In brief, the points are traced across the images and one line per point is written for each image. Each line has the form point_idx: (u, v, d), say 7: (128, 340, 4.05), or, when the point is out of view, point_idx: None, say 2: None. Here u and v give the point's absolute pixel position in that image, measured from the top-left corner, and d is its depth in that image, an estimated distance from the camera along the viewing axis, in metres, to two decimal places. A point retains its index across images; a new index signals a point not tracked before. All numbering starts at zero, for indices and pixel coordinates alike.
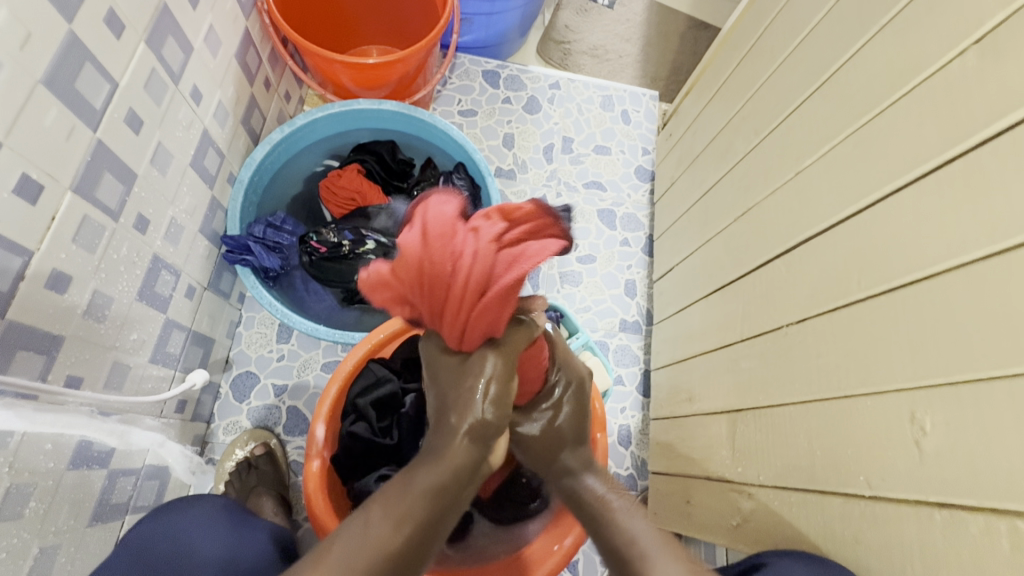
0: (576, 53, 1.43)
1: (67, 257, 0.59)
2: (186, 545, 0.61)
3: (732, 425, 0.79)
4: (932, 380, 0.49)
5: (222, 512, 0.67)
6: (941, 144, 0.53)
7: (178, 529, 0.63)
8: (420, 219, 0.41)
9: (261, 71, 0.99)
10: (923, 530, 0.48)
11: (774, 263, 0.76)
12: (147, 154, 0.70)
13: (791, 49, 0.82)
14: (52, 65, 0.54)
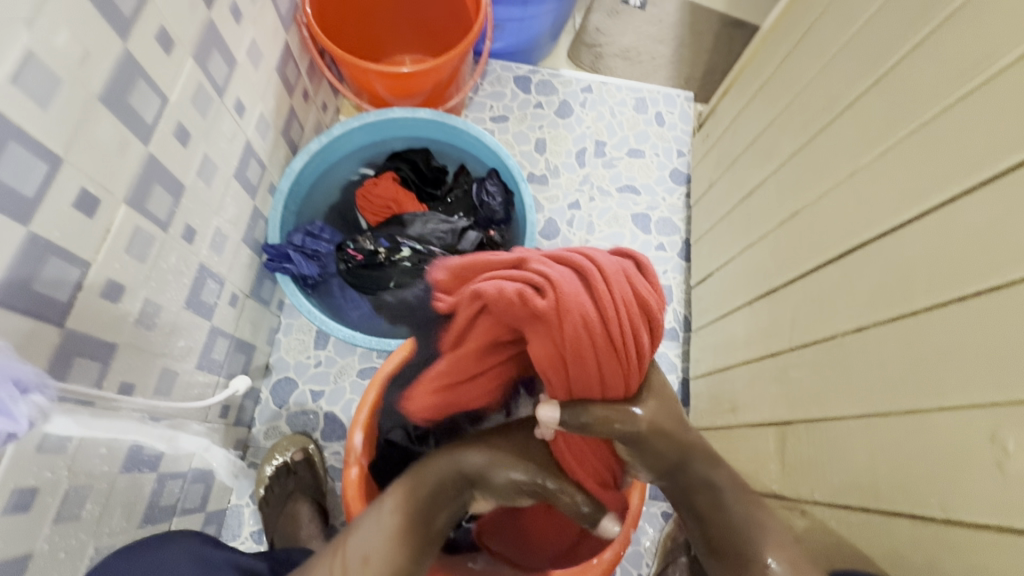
0: (607, 56, 1.42)
1: (120, 267, 0.61)
2: None
3: (781, 438, 0.76)
4: (1012, 394, 0.46)
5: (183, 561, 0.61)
6: (1017, 140, 0.49)
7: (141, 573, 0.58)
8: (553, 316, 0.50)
9: (300, 83, 1.01)
10: (1006, 560, 0.45)
11: (826, 268, 0.73)
12: (194, 167, 0.72)
13: (841, 45, 0.78)
14: (108, 82, 0.56)
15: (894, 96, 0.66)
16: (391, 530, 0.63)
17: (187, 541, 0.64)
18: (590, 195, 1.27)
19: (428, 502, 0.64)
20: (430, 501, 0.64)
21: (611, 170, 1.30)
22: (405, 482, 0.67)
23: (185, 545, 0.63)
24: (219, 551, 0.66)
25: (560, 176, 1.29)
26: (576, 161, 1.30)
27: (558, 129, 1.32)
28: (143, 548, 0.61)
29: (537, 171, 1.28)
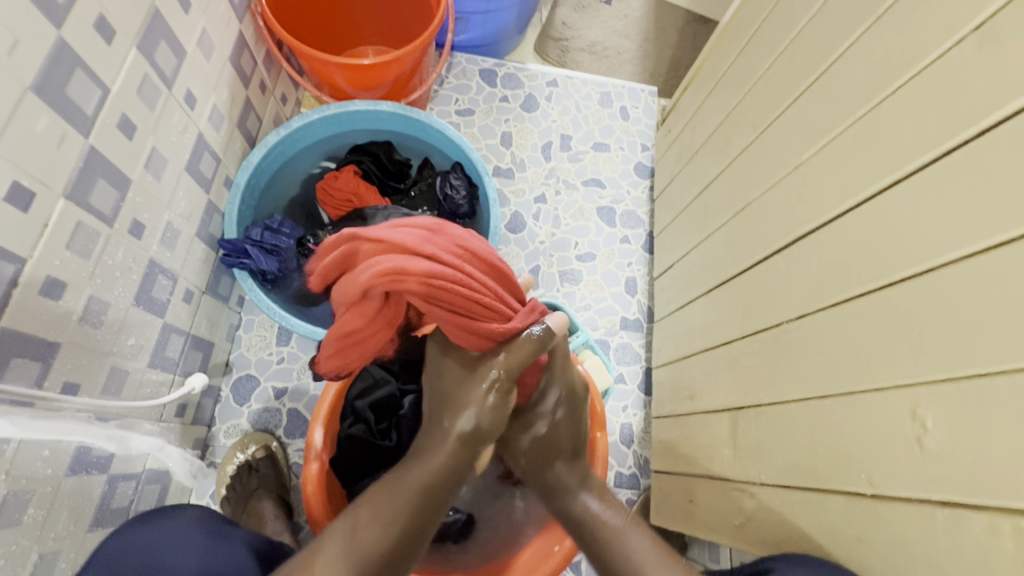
0: (573, 50, 1.42)
1: (61, 264, 0.59)
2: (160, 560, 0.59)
3: (733, 423, 0.79)
4: (933, 376, 0.48)
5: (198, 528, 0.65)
6: (941, 135, 0.52)
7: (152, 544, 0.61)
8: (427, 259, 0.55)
9: (256, 74, 0.99)
10: (927, 530, 0.47)
11: (774, 258, 0.75)
12: (141, 160, 0.70)
13: (789, 42, 0.81)
14: (41, 72, 0.54)
15: (835, 93, 0.69)
16: (382, 544, 0.56)
17: (206, 512, 0.69)
18: (555, 188, 1.28)
19: (427, 510, 0.59)
20: (433, 508, 0.59)
21: (576, 163, 1.31)
22: (389, 486, 0.60)
23: (204, 515, 0.68)
24: (232, 529, 0.69)
25: (526, 170, 1.29)
26: (541, 154, 1.31)
27: (524, 123, 1.33)
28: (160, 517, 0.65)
29: (502, 164, 1.29)
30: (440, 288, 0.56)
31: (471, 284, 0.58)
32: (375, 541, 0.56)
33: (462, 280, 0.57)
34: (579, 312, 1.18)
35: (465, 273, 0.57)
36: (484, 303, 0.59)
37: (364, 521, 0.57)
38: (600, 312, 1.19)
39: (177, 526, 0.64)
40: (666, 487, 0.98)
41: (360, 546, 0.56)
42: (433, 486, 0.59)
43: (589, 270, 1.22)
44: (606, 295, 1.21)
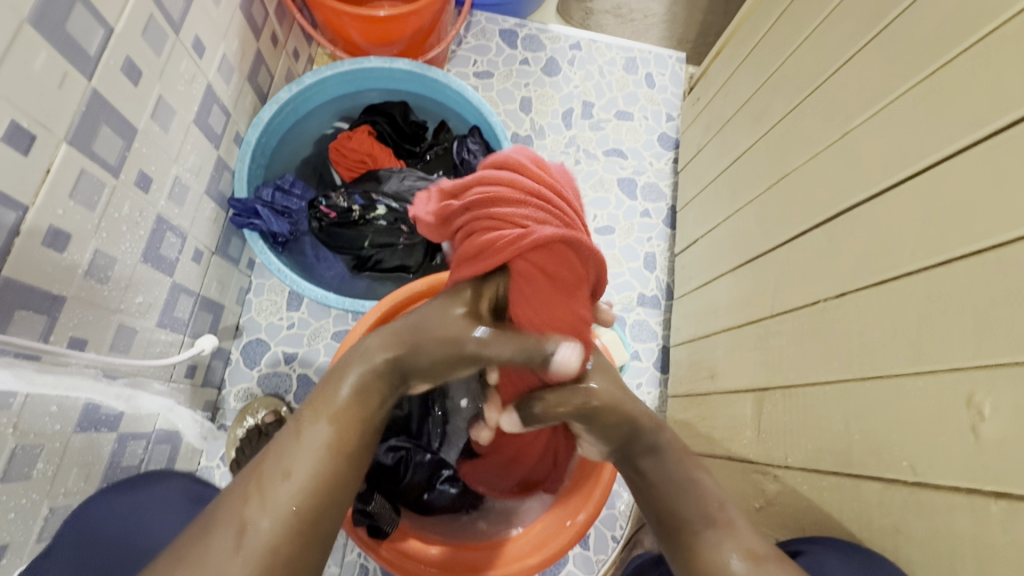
0: (598, 12, 1.35)
1: (65, 214, 0.56)
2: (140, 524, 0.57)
3: (757, 404, 0.76)
4: (992, 359, 0.45)
5: (179, 496, 0.62)
6: (1014, 98, 0.47)
7: (135, 507, 0.59)
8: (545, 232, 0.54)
9: (267, 25, 0.94)
10: (974, 522, 0.45)
11: (813, 233, 0.71)
12: (148, 108, 0.67)
13: (839, 0, 0.74)
14: (39, 4, 0.50)
15: (891, 55, 0.63)
16: (319, 451, 0.49)
17: (182, 480, 0.65)
18: (575, 158, 1.23)
19: (363, 427, 0.52)
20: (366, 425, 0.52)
21: (598, 132, 1.26)
22: (320, 407, 0.51)
23: (179, 484, 0.64)
24: (212, 493, 0.65)
25: (546, 138, 1.24)
26: (562, 122, 1.25)
27: (545, 88, 1.27)
28: (130, 489, 0.61)
29: (521, 131, 1.24)
30: (550, 246, 0.55)
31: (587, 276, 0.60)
32: (322, 439, 0.49)
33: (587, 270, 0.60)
34: None
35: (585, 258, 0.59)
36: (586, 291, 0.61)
37: (308, 423, 0.50)
38: (617, 287, 1.16)
39: (150, 497, 0.61)
40: None
41: (299, 462, 0.47)
42: (364, 397, 0.53)
43: (607, 244, 1.18)
44: (624, 271, 1.17)
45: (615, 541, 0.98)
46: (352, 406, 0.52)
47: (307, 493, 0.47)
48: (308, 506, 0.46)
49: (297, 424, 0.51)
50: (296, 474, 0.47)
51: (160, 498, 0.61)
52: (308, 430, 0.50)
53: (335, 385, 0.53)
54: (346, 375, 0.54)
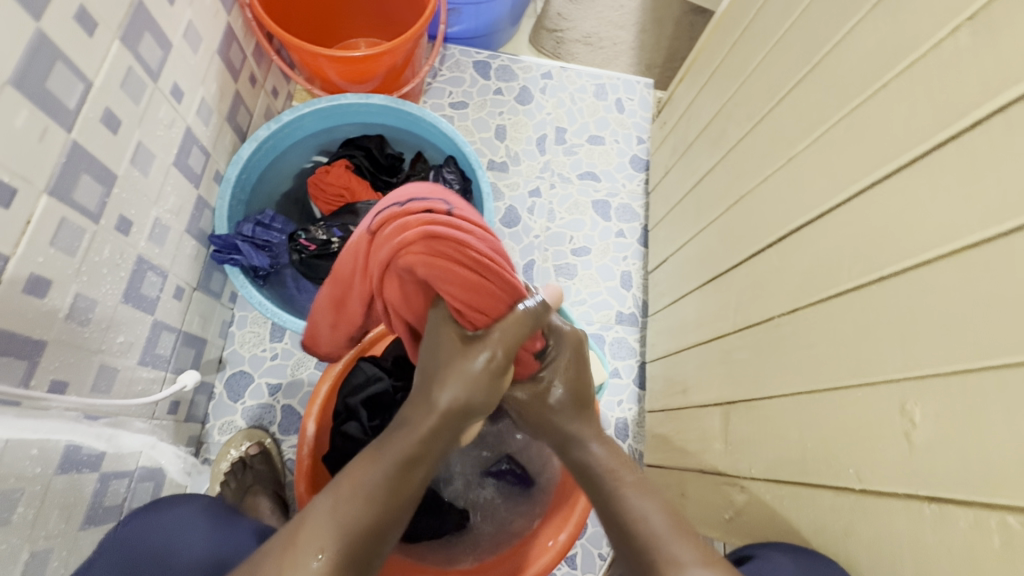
0: (568, 42, 1.41)
1: (46, 261, 0.58)
2: (172, 544, 0.64)
3: (725, 417, 0.78)
4: (920, 369, 0.48)
5: (207, 514, 0.68)
6: (931, 127, 0.51)
7: (167, 528, 0.66)
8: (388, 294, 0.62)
9: (246, 67, 0.97)
10: (916, 526, 0.47)
11: (767, 251, 0.74)
12: (127, 154, 0.69)
13: (783, 32, 0.79)
14: (21, 65, 0.53)
15: (827, 84, 0.67)
16: (348, 529, 0.52)
17: (203, 502, 0.71)
18: (550, 182, 1.27)
19: (388, 503, 0.54)
20: (391, 503, 0.54)
21: (571, 157, 1.30)
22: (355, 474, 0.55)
23: (199, 505, 0.70)
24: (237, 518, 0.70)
25: (521, 164, 1.28)
26: (536, 148, 1.30)
27: (518, 116, 1.31)
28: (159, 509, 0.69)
29: (497, 158, 1.28)
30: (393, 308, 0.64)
31: (433, 259, 0.56)
32: (355, 512, 0.53)
33: (413, 245, 0.55)
34: (574, 306, 1.18)
35: (469, 225, 0.56)
36: (432, 266, 0.56)
37: (343, 495, 0.54)
38: (595, 306, 1.19)
39: (178, 517, 0.68)
40: (658, 480, 0.98)
41: (329, 531, 0.51)
42: (401, 466, 0.56)
43: (583, 265, 1.22)
44: (601, 290, 1.20)
45: (601, 559, 0.99)
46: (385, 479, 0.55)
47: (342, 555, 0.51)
48: (332, 551, 0.50)
49: (333, 495, 0.54)
50: (327, 549, 0.50)
51: (183, 519, 0.67)
52: (344, 502, 0.53)
53: (377, 453, 0.56)
54: (382, 454, 0.56)
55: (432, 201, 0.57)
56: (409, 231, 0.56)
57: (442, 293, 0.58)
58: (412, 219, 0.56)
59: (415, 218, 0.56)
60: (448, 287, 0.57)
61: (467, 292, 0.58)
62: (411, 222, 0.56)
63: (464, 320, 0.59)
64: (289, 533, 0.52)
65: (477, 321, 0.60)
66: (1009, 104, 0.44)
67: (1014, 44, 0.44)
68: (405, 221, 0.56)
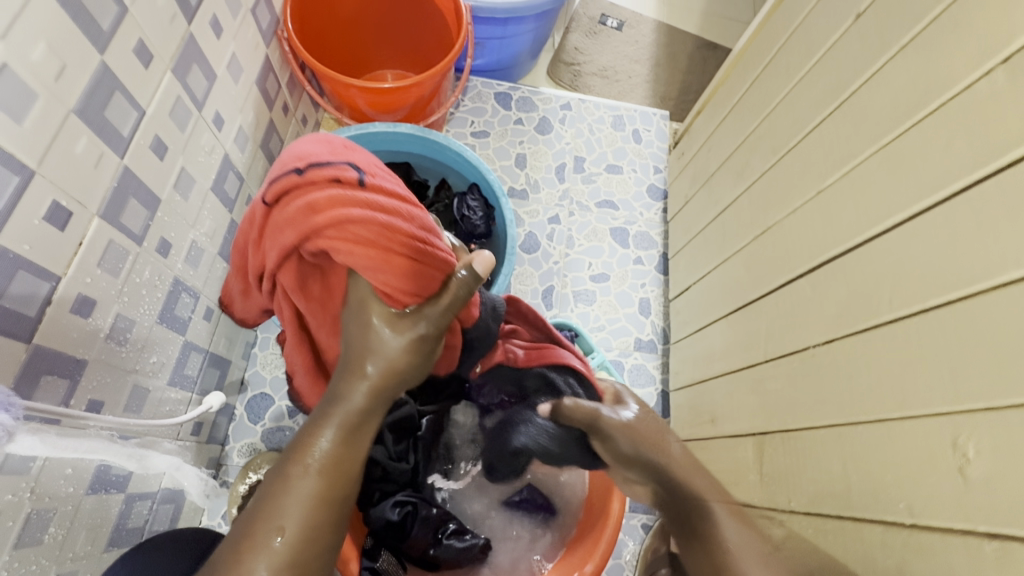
0: (586, 75, 1.45)
1: (92, 282, 0.60)
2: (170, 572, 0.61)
3: (758, 448, 0.78)
4: (972, 404, 0.48)
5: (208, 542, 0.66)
6: (966, 164, 0.52)
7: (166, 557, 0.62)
8: (289, 305, 0.65)
9: (280, 96, 1.01)
10: (971, 564, 0.46)
11: (798, 282, 0.75)
12: (171, 179, 0.71)
13: (807, 69, 0.81)
14: (84, 95, 0.55)
15: (854, 120, 0.69)
16: (304, 503, 0.50)
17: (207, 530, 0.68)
18: (569, 210, 1.29)
19: (339, 470, 0.53)
20: (345, 474, 0.53)
21: (589, 185, 1.32)
22: (304, 451, 0.52)
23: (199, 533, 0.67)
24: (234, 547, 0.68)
25: (540, 191, 1.30)
26: (555, 176, 1.32)
27: (538, 145, 1.35)
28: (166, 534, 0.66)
29: (517, 185, 1.30)
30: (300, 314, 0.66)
31: (343, 229, 0.54)
32: (311, 488, 0.51)
33: (318, 220, 0.54)
34: (594, 332, 1.18)
35: (386, 197, 0.55)
36: (345, 242, 0.54)
37: (293, 474, 0.51)
38: (614, 333, 1.19)
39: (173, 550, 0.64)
40: None
41: (288, 512, 0.49)
42: (347, 440, 0.54)
43: (603, 291, 1.23)
44: (620, 316, 1.21)
45: None
46: (335, 454, 0.53)
47: (305, 536, 0.49)
48: (293, 530, 0.49)
49: (284, 477, 0.51)
50: (286, 526, 0.49)
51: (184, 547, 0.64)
52: (297, 481, 0.51)
53: (322, 424, 0.54)
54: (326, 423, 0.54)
55: (339, 167, 0.55)
56: (318, 212, 0.54)
57: (365, 275, 0.56)
58: (287, 214, 0.56)
59: (284, 204, 0.56)
60: (369, 264, 0.55)
61: (390, 271, 0.55)
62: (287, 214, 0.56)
63: (392, 301, 0.57)
64: (249, 518, 0.50)
65: (400, 300, 0.57)
66: None
67: None
68: (283, 217, 0.56)
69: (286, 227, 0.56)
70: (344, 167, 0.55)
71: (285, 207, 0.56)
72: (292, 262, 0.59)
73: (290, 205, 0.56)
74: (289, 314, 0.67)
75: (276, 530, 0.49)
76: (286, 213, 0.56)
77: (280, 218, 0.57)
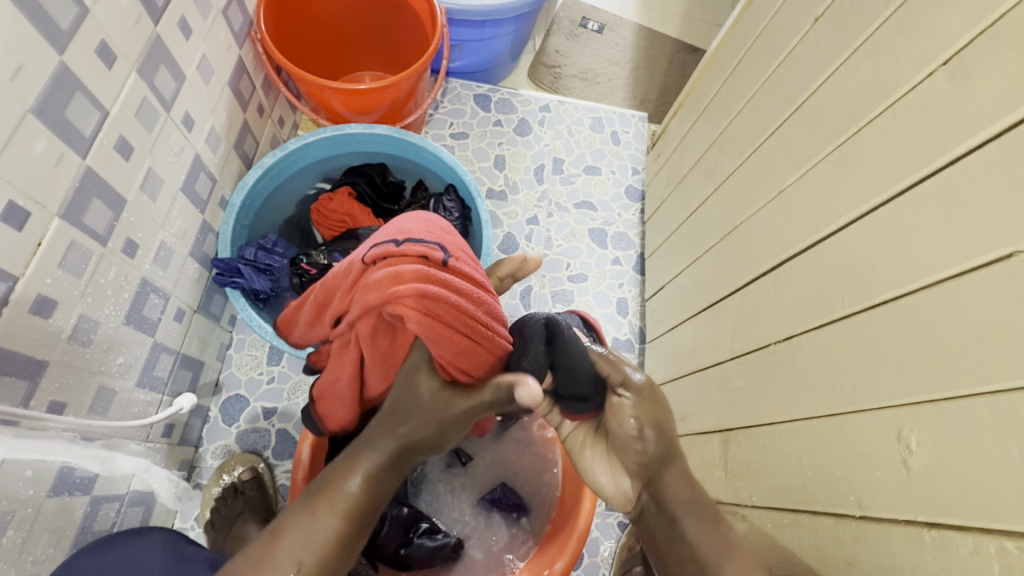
0: (565, 77, 1.46)
1: (53, 282, 0.59)
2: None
3: (724, 444, 0.79)
4: (916, 398, 0.49)
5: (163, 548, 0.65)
6: (911, 164, 0.54)
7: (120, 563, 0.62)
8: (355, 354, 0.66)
9: (254, 97, 1.01)
10: (913, 553, 0.48)
11: (761, 280, 0.76)
12: (137, 180, 0.71)
13: (771, 71, 0.83)
14: (42, 95, 0.55)
15: (812, 121, 0.71)
16: (327, 542, 0.51)
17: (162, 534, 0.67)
18: (547, 211, 1.30)
19: (363, 516, 0.54)
20: (367, 519, 0.54)
21: (568, 186, 1.33)
22: (333, 490, 0.53)
23: (155, 539, 0.66)
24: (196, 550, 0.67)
25: (519, 193, 1.31)
26: (534, 177, 1.33)
27: (517, 147, 1.35)
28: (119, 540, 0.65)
29: (496, 187, 1.31)
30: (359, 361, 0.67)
31: (420, 304, 0.56)
32: (333, 528, 0.52)
33: (401, 291, 0.56)
34: None
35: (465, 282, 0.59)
36: (418, 314, 0.56)
37: (321, 511, 0.52)
38: None
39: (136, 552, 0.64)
40: None
41: (308, 547, 0.50)
42: (374, 487, 0.55)
43: (580, 291, 1.23)
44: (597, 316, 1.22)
45: None
46: (361, 498, 0.54)
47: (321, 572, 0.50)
48: (310, 566, 0.50)
49: (310, 510, 0.52)
50: (305, 562, 0.50)
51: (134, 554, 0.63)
52: (321, 517, 0.52)
53: (355, 465, 0.55)
54: (359, 466, 0.55)
55: (429, 246, 0.59)
56: (402, 282, 0.57)
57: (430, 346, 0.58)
58: (376, 274, 0.59)
59: (377, 266, 0.59)
60: (437, 338, 0.58)
61: (455, 349, 0.59)
62: (377, 275, 0.59)
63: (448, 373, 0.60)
64: (265, 544, 0.51)
65: (457, 376, 0.61)
66: (984, 142, 0.46)
67: (987, 89, 0.47)
68: (375, 276, 0.59)
69: (374, 285, 0.58)
70: (434, 246, 0.59)
71: (377, 267, 0.59)
72: (368, 317, 0.61)
73: (383, 268, 0.59)
74: (349, 359, 0.68)
75: (293, 565, 0.49)
76: (376, 274, 0.59)
77: (371, 276, 0.59)
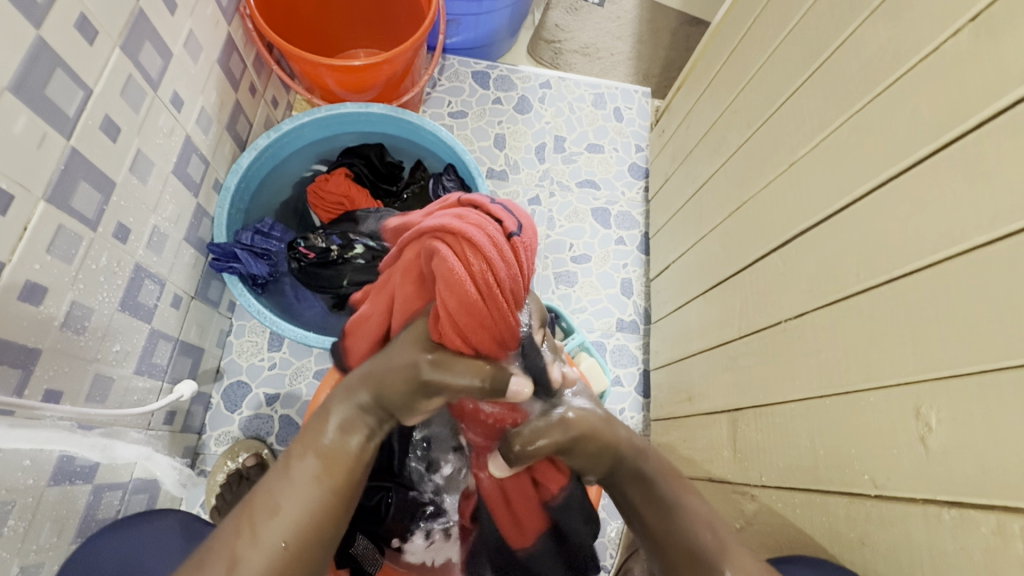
0: (566, 52, 1.42)
1: (42, 268, 0.58)
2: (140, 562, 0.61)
3: (733, 424, 0.78)
4: (935, 373, 0.47)
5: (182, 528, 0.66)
6: (931, 130, 0.51)
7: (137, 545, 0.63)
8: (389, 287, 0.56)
9: (245, 76, 0.98)
10: (931, 531, 0.47)
11: (771, 256, 0.74)
12: (126, 162, 0.69)
13: (780, 40, 0.79)
14: (20, 72, 0.53)
15: (825, 89, 0.68)
16: (307, 484, 0.48)
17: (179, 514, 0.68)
18: (549, 190, 1.27)
19: (345, 467, 0.50)
20: (352, 470, 0.51)
21: (570, 165, 1.30)
22: (308, 439, 0.51)
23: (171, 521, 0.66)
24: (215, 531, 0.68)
25: (520, 172, 1.28)
26: (535, 156, 1.30)
27: (517, 125, 1.32)
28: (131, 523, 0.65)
29: (496, 166, 1.28)
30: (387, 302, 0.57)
31: (459, 252, 0.44)
32: (309, 473, 0.49)
33: (449, 230, 0.45)
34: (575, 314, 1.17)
35: (514, 265, 0.45)
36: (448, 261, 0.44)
37: (297, 460, 0.50)
38: (596, 314, 1.18)
39: (139, 537, 0.64)
40: None
41: (287, 496, 0.48)
42: (349, 434, 0.52)
43: (584, 272, 1.21)
44: (601, 297, 1.20)
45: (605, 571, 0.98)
46: (337, 443, 0.51)
47: (303, 520, 0.47)
48: (294, 523, 0.47)
49: (287, 461, 0.50)
50: (285, 509, 0.47)
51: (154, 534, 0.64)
52: (298, 467, 0.49)
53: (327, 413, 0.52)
54: (333, 411, 0.52)
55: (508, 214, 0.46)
56: (457, 225, 0.45)
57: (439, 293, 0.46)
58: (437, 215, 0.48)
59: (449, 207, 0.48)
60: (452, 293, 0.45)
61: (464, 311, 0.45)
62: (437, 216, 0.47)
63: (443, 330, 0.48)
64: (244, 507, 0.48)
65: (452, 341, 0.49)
66: (1012, 104, 0.44)
67: (1016, 47, 0.44)
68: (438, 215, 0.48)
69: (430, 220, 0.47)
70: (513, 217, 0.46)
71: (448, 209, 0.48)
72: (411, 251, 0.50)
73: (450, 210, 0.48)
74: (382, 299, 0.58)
75: (271, 516, 0.47)
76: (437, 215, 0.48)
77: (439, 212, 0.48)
